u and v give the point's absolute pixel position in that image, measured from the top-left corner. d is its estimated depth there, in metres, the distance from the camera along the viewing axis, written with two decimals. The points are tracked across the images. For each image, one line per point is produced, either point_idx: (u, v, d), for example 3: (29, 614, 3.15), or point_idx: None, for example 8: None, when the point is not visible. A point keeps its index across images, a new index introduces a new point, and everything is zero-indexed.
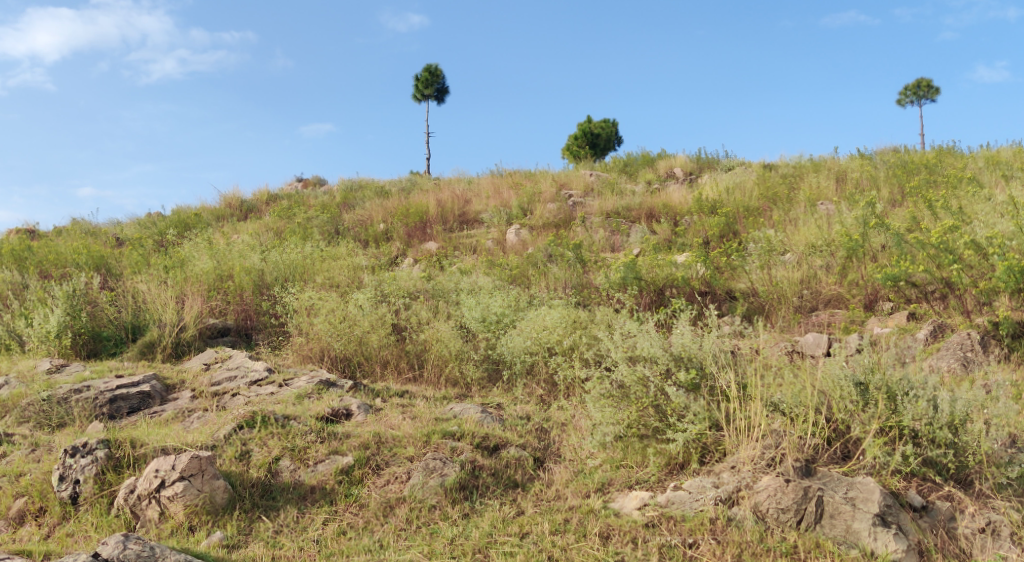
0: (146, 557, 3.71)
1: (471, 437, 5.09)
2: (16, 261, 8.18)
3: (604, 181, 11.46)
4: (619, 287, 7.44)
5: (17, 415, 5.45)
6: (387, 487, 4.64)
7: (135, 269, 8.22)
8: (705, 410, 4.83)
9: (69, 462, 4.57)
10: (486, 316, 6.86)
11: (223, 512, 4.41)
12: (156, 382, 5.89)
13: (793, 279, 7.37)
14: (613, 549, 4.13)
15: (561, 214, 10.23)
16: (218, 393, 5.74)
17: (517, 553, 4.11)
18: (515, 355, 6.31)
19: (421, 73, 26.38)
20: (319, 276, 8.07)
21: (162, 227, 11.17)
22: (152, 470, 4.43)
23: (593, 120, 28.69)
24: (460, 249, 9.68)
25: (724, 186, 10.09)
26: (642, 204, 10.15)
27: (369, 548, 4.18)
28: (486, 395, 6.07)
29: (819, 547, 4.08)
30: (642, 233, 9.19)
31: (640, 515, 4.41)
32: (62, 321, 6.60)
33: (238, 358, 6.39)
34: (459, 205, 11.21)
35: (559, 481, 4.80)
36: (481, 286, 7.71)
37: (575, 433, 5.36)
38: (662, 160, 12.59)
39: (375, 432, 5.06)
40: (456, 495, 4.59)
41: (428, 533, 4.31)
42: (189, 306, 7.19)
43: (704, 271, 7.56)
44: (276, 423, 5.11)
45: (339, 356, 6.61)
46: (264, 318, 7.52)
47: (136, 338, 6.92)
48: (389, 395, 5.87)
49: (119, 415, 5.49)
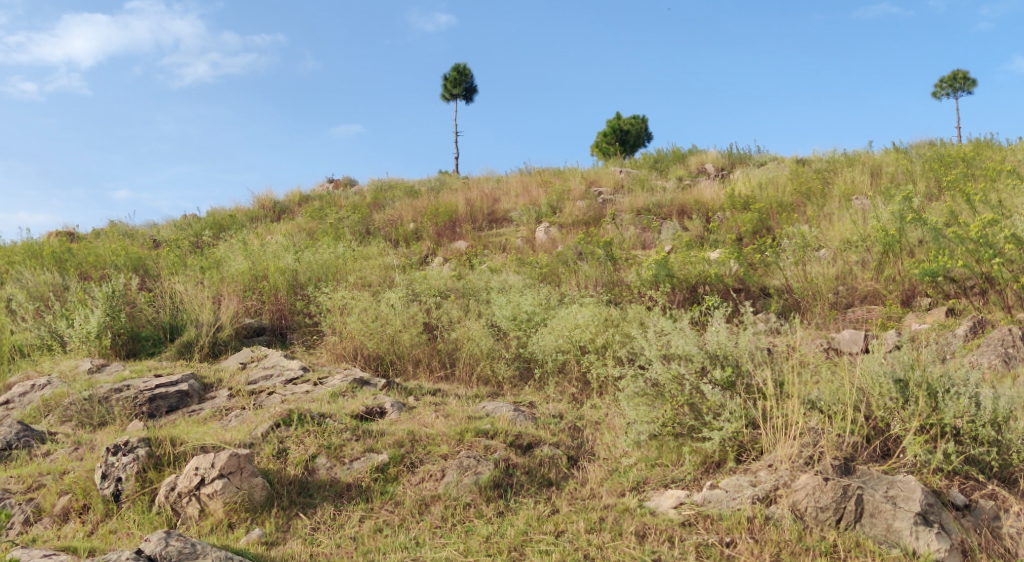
0: (188, 554, 3.77)
1: (505, 435, 5.10)
2: (56, 263, 8.33)
3: (634, 177, 11.41)
4: (651, 285, 7.38)
5: (60, 415, 5.56)
6: (422, 485, 4.66)
7: (172, 270, 8.34)
8: (741, 408, 4.79)
9: (111, 460, 4.65)
10: (518, 314, 6.86)
11: (261, 510, 4.46)
12: (194, 382, 5.97)
13: (828, 275, 7.28)
14: (649, 548, 4.11)
15: (590, 212, 10.20)
16: (255, 392, 5.81)
17: (553, 552, 4.11)
18: (546, 353, 6.30)
19: (449, 72, 26.46)
20: (352, 276, 8.13)
21: (198, 228, 11.34)
22: (193, 468, 4.49)
23: (623, 116, 28.60)
24: (490, 248, 9.69)
25: (757, 181, 10.01)
26: (673, 200, 10.08)
27: (405, 546, 4.21)
28: (519, 394, 6.07)
29: (859, 546, 4.03)
30: (674, 230, 9.13)
31: (677, 514, 4.38)
32: (102, 321, 6.71)
33: (274, 357, 6.46)
34: (489, 203, 11.21)
35: (594, 480, 4.79)
36: (512, 284, 7.71)
37: (608, 432, 5.33)
38: (693, 156, 12.49)
39: (409, 430, 5.09)
40: (491, 493, 4.60)
41: (464, 531, 4.32)
42: (225, 306, 7.28)
43: (738, 268, 7.50)
44: (312, 421, 5.16)
45: (372, 355, 6.65)
46: (299, 318, 7.61)
47: (174, 338, 7.03)
48: (423, 393, 5.90)
49: (159, 414, 5.58)
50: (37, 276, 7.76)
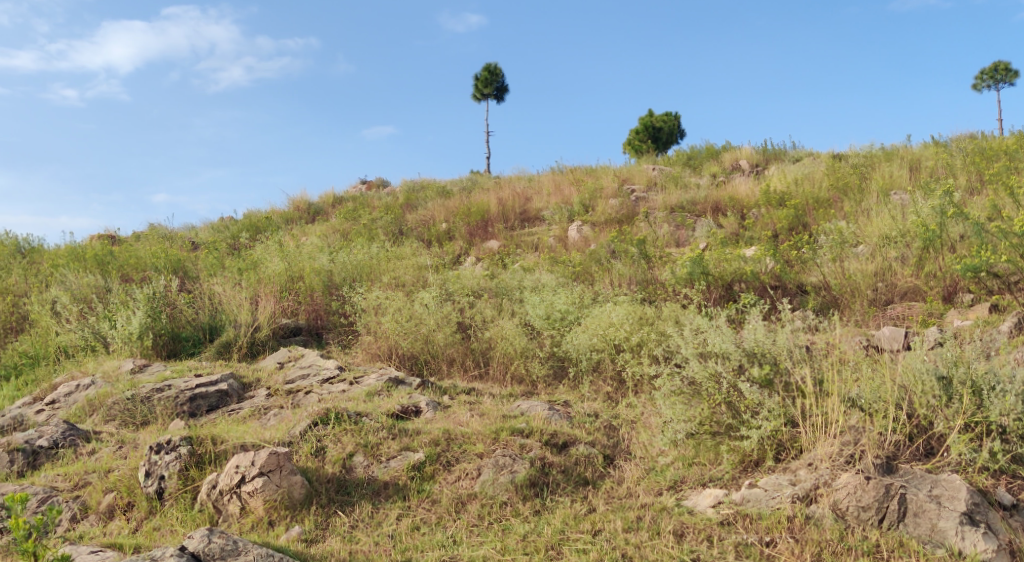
0: (230, 551, 3.83)
1: (540, 433, 5.09)
2: (99, 265, 8.50)
3: (667, 174, 11.33)
4: (686, 282, 7.32)
5: (104, 414, 5.67)
6: (459, 483, 4.68)
7: (211, 272, 8.48)
8: (780, 406, 4.74)
9: (154, 458, 4.73)
10: (551, 313, 6.83)
11: (301, 507, 4.51)
12: (233, 381, 6.06)
13: (867, 271, 7.17)
14: (688, 547, 4.08)
15: (624, 210, 10.16)
16: (293, 391, 5.89)
17: (590, 551, 4.10)
18: (580, 352, 6.27)
19: (481, 72, 26.51)
20: (386, 276, 8.18)
21: (235, 230, 11.51)
22: (234, 466, 4.56)
23: (655, 114, 28.43)
24: (523, 247, 9.70)
25: (792, 177, 9.88)
26: (708, 198, 10.00)
27: (442, 544, 4.23)
28: (553, 393, 6.07)
29: (903, 546, 3.96)
30: (708, 227, 9.05)
31: (715, 513, 4.35)
32: (144, 322, 6.83)
33: (310, 357, 6.54)
34: (521, 202, 11.21)
35: (631, 479, 4.77)
36: (545, 283, 7.69)
37: (644, 430, 5.30)
38: (727, 153, 12.38)
39: (444, 429, 5.11)
40: (527, 492, 4.61)
41: (501, 530, 4.33)
42: (262, 307, 7.38)
43: (774, 264, 7.42)
44: (349, 420, 5.20)
45: (406, 354, 6.69)
46: (334, 318, 7.69)
47: (213, 339, 7.14)
48: (457, 392, 5.92)
49: (199, 413, 5.68)
50: (80, 278, 7.93)
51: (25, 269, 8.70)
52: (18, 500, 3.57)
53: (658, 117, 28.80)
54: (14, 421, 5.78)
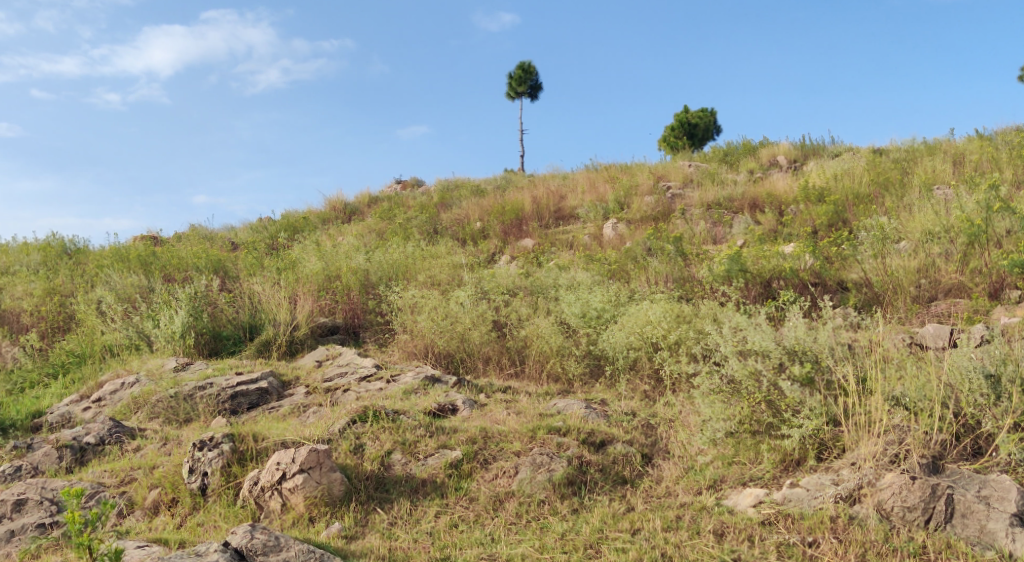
0: (272, 546, 3.88)
1: (577, 432, 5.08)
2: (142, 265, 8.65)
3: (704, 171, 11.22)
4: (724, 280, 7.24)
5: (149, 411, 5.79)
6: (496, 481, 4.69)
7: (250, 272, 8.60)
8: (821, 405, 4.68)
9: (197, 455, 4.81)
10: (587, 311, 6.76)
11: (340, 504, 4.55)
12: (273, 379, 6.14)
13: (909, 268, 7.01)
14: (728, 547, 4.04)
15: (659, 207, 10.09)
16: (331, 389, 5.95)
17: (630, 550, 4.08)
18: (617, 351, 6.23)
19: (514, 71, 26.50)
20: (421, 275, 8.22)
21: (273, 230, 11.65)
22: (275, 463, 4.62)
23: (690, 110, 28.20)
24: (558, 245, 9.68)
25: (832, 172, 9.73)
26: (745, 194, 9.90)
27: (481, 542, 4.24)
28: (590, 392, 6.05)
29: (951, 548, 3.88)
30: (746, 224, 8.99)
31: (756, 512, 4.30)
32: (186, 321, 6.95)
33: (348, 355, 6.60)
34: (555, 200, 11.17)
35: (670, 478, 4.73)
36: (581, 281, 7.66)
37: (683, 429, 5.25)
38: (764, 149, 12.22)
39: (482, 427, 5.12)
40: (565, 490, 4.60)
41: (539, 528, 4.33)
42: (301, 306, 7.46)
43: (813, 262, 7.31)
44: (387, 418, 5.22)
45: (443, 352, 6.72)
46: (371, 316, 7.75)
47: (253, 338, 7.25)
48: (493, 390, 5.94)
49: (241, 410, 5.76)
50: (125, 278, 8.09)
51: (71, 270, 8.90)
52: (74, 494, 3.70)
53: (694, 113, 28.55)
54: (61, 418, 5.91)
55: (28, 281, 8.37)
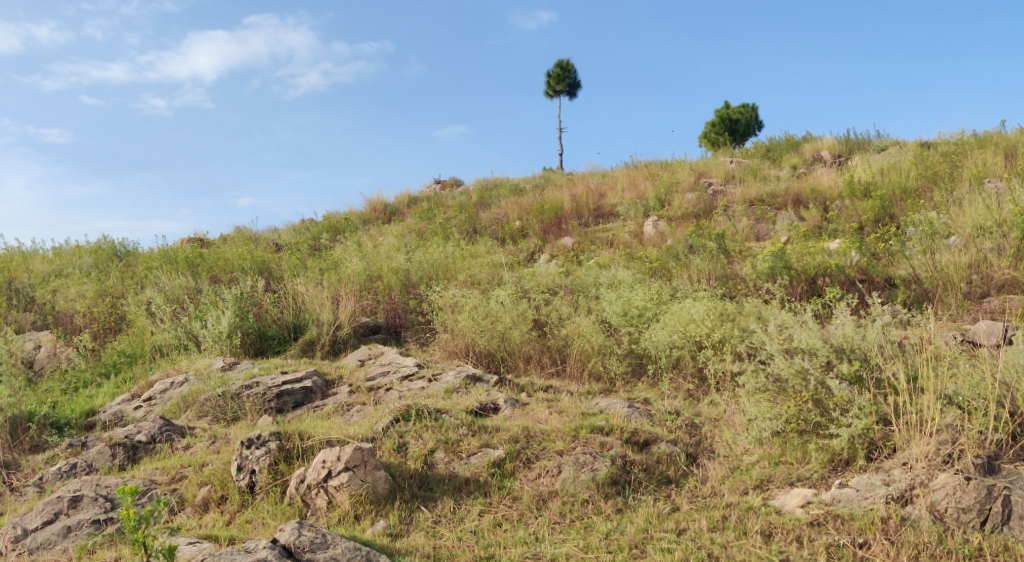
0: (320, 544, 3.93)
1: (620, 431, 5.04)
2: (189, 267, 8.82)
3: (746, 167, 11.08)
4: (767, 277, 7.15)
5: (197, 410, 5.90)
6: (540, 481, 4.69)
7: (293, 272, 8.72)
8: (871, 403, 4.59)
9: (245, 453, 4.88)
10: (628, 310, 6.70)
11: (385, 502, 4.59)
12: (317, 378, 6.22)
13: (960, 263, 6.84)
14: (777, 548, 4.00)
15: (701, 204, 9.99)
16: (374, 388, 6.01)
17: (676, 550, 4.05)
18: (659, 349, 6.17)
19: (552, 69, 26.43)
20: (462, 274, 8.25)
21: (316, 231, 11.79)
22: (320, 461, 4.67)
23: (731, 105, 27.89)
24: (598, 243, 9.64)
25: (878, 166, 9.53)
26: (788, 190, 9.76)
27: (525, 541, 4.24)
28: (632, 391, 6.02)
29: (1008, 551, 3.79)
30: (790, 220, 8.86)
31: (804, 513, 4.23)
32: (232, 321, 7.07)
33: (390, 354, 6.66)
34: (595, 198, 11.12)
35: (715, 477, 4.68)
36: (622, 279, 7.61)
37: (728, 428, 5.18)
38: (807, 143, 12.03)
39: (524, 426, 5.12)
40: (609, 490, 4.57)
41: (583, 527, 4.32)
42: (343, 305, 7.55)
43: (860, 258, 7.18)
44: (430, 417, 5.24)
45: (484, 352, 6.74)
46: (412, 316, 7.80)
47: (298, 337, 7.35)
48: (535, 389, 5.93)
49: (286, 409, 5.85)
50: (172, 280, 8.26)
51: (122, 272, 9.11)
52: (130, 492, 3.79)
53: (734, 108, 28.22)
54: (114, 416, 6.05)
55: (80, 282, 8.59)
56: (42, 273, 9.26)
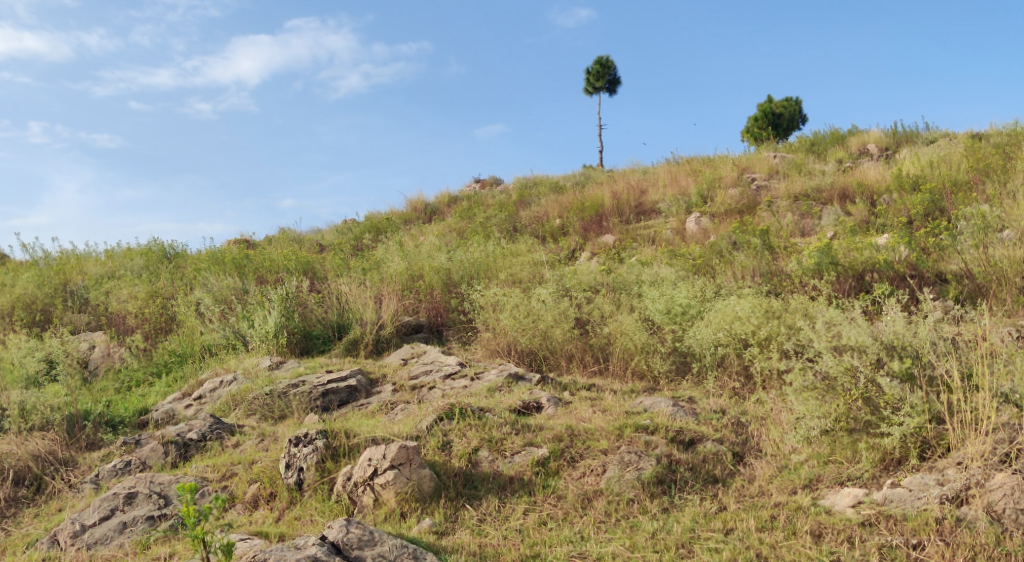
0: (367, 541, 3.97)
1: (665, 430, 5.00)
2: (236, 267, 8.98)
3: (790, 162, 10.91)
4: (814, 273, 7.04)
5: (246, 408, 6.00)
6: (584, 480, 4.68)
7: (337, 272, 8.82)
8: (923, 402, 4.49)
9: (294, 450, 4.95)
10: (672, 307, 6.63)
11: (430, 500, 4.62)
12: (361, 377, 6.29)
13: (1016, 257, 6.57)
14: (827, 548, 3.94)
15: (744, 200, 9.86)
16: (417, 387, 6.06)
17: (723, 550, 4.01)
18: (704, 347, 6.11)
19: (591, 65, 26.35)
20: (503, 273, 8.26)
21: (358, 232, 11.91)
22: (367, 459, 4.72)
23: (774, 99, 27.51)
24: (639, 240, 9.57)
25: (927, 159, 9.32)
26: (834, 184, 9.60)
27: (571, 539, 4.24)
28: (676, 389, 5.97)
29: None
30: (836, 215, 8.71)
31: (855, 513, 4.16)
32: (279, 321, 7.19)
33: (433, 353, 6.70)
34: (636, 195, 11.05)
35: (762, 477, 4.62)
36: (665, 276, 7.55)
37: (775, 427, 5.12)
38: (853, 137, 11.80)
39: (568, 425, 5.12)
40: (654, 489, 4.55)
41: (629, 527, 4.30)
42: (386, 305, 7.61)
43: (909, 253, 7.02)
44: (473, 415, 5.26)
45: (526, 350, 6.74)
46: (454, 314, 7.85)
47: (342, 336, 7.44)
48: (578, 388, 5.92)
49: (332, 407, 5.93)
50: (220, 281, 8.41)
51: (172, 273, 9.31)
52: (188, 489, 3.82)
53: (776, 102, 27.83)
54: (166, 415, 6.18)
55: (132, 284, 8.80)
56: (95, 275, 9.51)
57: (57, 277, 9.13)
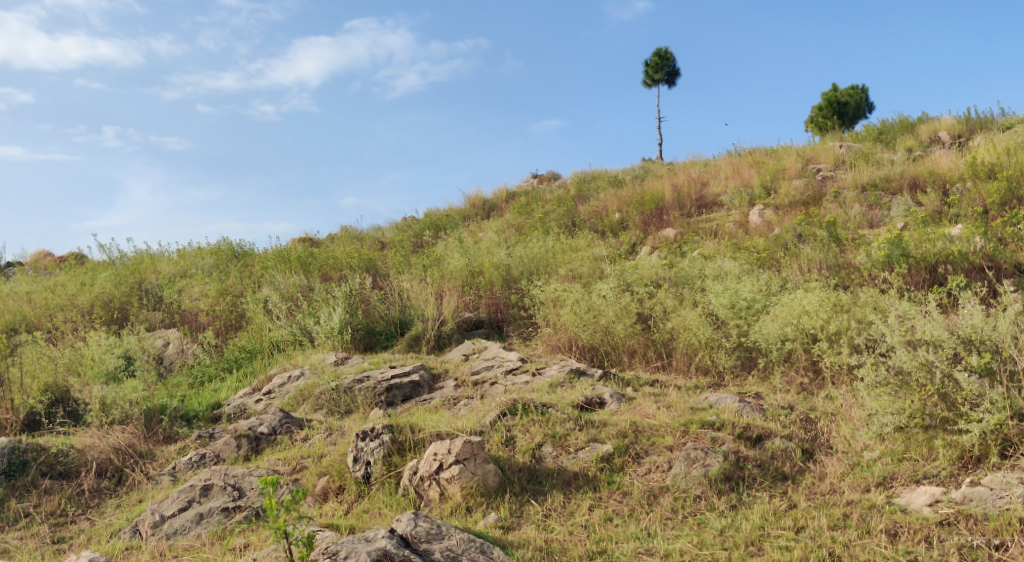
0: (435, 534, 4.03)
1: (732, 426, 4.93)
2: (301, 265, 9.18)
3: (857, 151, 10.62)
4: (884, 266, 6.85)
5: (313, 403, 6.12)
6: (650, 476, 4.65)
7: (399, 269, 8.94)
8: (1004, 398, 4.36)
9: (361, 444, 5.02)
10: (736, 302, 6.52)
11: (495, 495, 4.65)
12: (424, 372, 6.37)
13: None
14: (904, 548, 3.84)
15: (809, 191, 9.64)
16: (479, 382, 6.11)
17: (795, 548, 3.95)
18: (770, 343, 6.00)
19: (653, 57, 26.07)
20: (563, 268, 8.25)
21: (418, 228, 12.03)
22: (432, 453, 4.77)
23: (839, 88, 26.81)
24: (701, 234, 9.46)
25: (1004, 146, 8.96)
26: (903, 173, 9.33)
27: (637, 536, 4.22)
28: (742, 385, 5.88)
29: None
30: (906, 206, 8.46)
31: (933, 512, 4.05)
32: (343, 318, 7.33)
33: (493, 349, 6.75)
34: (697, 188, 10.91)
35: (834, 474, 4.52)
36: (728, 270, 7.43)
37: (846, 424, 5.00)
38: (923, 125, 11.42)
39: (631, 421, 5.08)
40: (722, 486, 4.50)
41: (696, 524, 4.26)
42: (447, 301, 7.68)
43: (985, 244, 6.77)
44: (536, 411, 5.27)
45: (587, 346, 6.73)
46: (514, 310, 7.89)
47: (404, 332, 7.54)
48: (641, 383, 5.88)
49: (396, 403, 6.02)
50: (287, 278, 8.60)
51: (241, 271, 9.56)
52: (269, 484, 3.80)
53: (842, 91, 27.11)
54: (238, 409, 6.36)
55: (204, 282, 9.07)
56: (168, 274, 9.82)
57: (133, 276, 9.46)
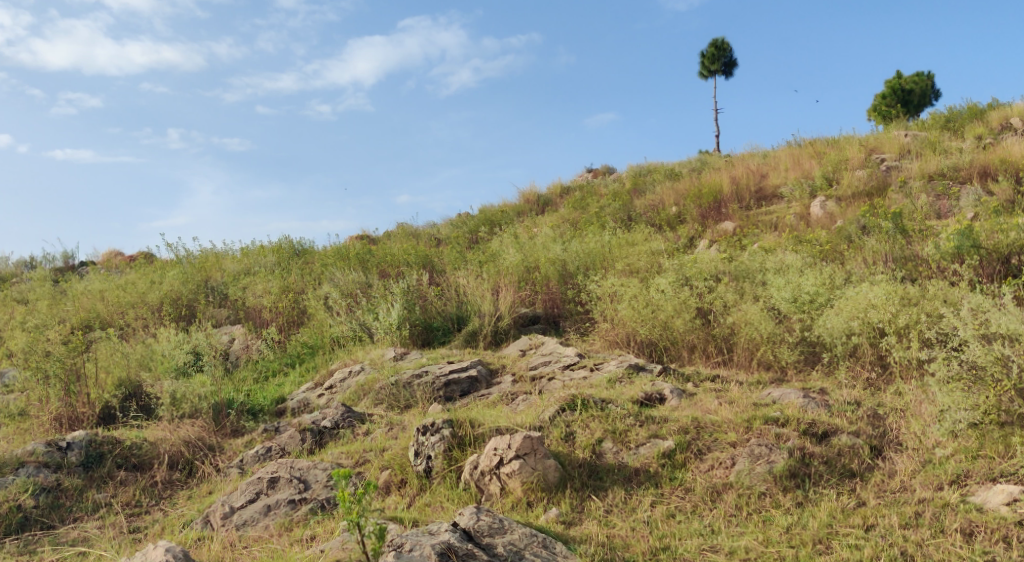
0: (497, 528, 4.04)
1: (796, 422, 4.83)
2: (360, 261, 9.32)
3: (923, 140, 10.31)
4: (954, 257, 6.63)
5: (373, 398, 6.20)
6: (713, 472, 4.59)
7: (455, 265, 9.00)
8: None
9: (421, 439, 5.08)
10: (799, 296, 6.40)
11: (556, 490, 4.64)
12: (481, 367, 6.41)
13: None
14: (981, 548, 3.76)
15: (873, 181, 9.39)
16: (537, 377, 6.12)
17: (865, 547, 3.87)
18: (835, 337, 5.86)
19: (709, 48, 25.73)
20: (619, 263, 8.19)
21: (473, 224, 12.09)
22: (492, 448, 4.78)
23: (904, 75, 26.03)
24: (760, 227, 9.30)
25: None
26: (973, 162, 9.03)
27: (701, 533, 4.18)
28: (806, 381, 5.77)
29: None
30: (976, 196, 8.19)
31: (1010, 511, 3.93)
32: (401, 314, 7.41)
33: (550, 345, 6.74)
34: (755, 179, 10.72)
35: (904, 472, 4.40)
36: (790, 264, 7.29)
37: (916, 420, 4.86)
38: (994, 112, 11.02)
39: (693, 417, 5.01)
40: (787, 483, 4.42)
41: (762, 521, 4.20)
42: (504, 297, 7.70)
43: None
44: (596, 406, 5.24)
45: (645, 341, 6.69)
46: (570, 306, 7.88)
47: (461, 327, 7.58)
48: (702, 379, 5.82)
49: (454, 397, 6.07)
50: (346, 275, 8.73)
51: (302, 269, 9.74)
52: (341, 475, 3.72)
53: (907, 79, 26.29)
54: (301, 404, 6.48)
55: (266, 279, 9.26)
56: (232, 272, 10.06)
57: (199, 275, 9.72)
